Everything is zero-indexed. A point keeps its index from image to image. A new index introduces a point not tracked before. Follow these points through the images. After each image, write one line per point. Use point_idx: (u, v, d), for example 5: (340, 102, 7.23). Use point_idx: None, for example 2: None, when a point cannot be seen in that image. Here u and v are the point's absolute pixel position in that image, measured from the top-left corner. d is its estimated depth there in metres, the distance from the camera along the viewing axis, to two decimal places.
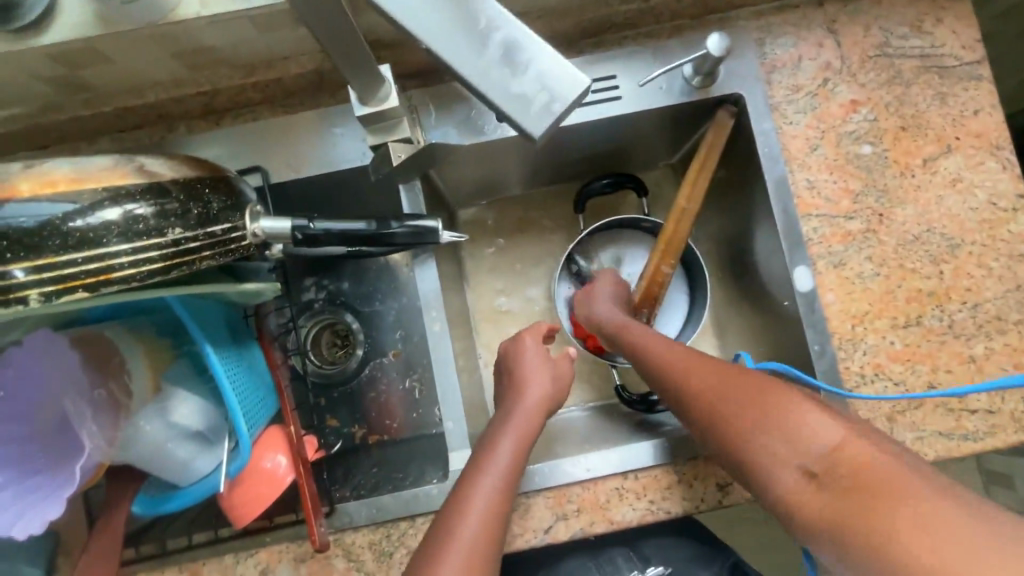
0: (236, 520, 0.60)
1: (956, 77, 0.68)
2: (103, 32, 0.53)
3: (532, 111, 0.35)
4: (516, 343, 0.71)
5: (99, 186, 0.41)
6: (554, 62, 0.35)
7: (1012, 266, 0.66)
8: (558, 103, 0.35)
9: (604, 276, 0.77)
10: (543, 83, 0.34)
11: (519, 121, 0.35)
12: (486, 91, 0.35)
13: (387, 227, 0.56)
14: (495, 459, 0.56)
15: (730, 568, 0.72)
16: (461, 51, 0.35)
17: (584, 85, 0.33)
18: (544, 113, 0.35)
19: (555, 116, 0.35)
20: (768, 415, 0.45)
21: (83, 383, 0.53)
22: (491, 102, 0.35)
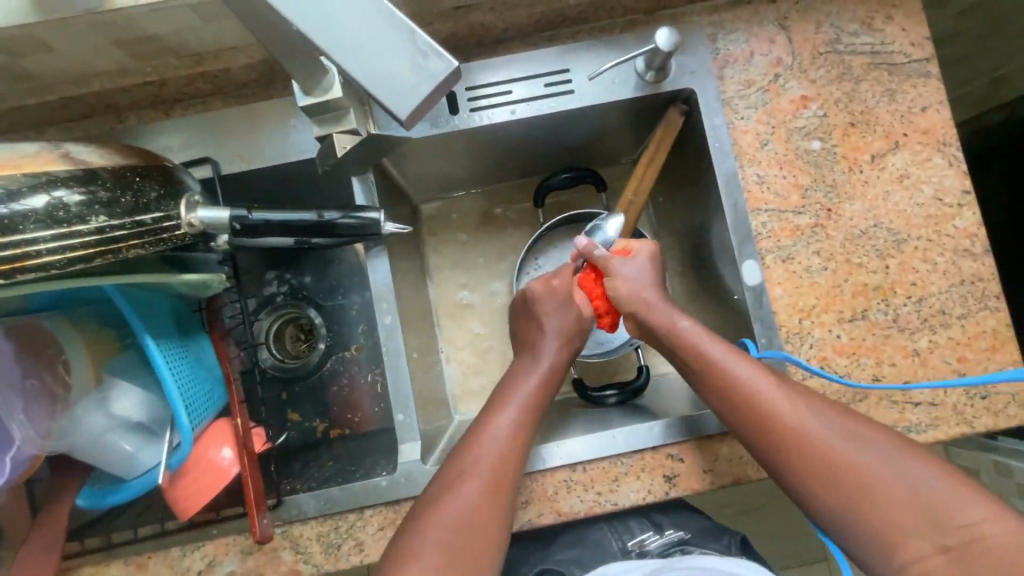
0: (180, 512, 0.59)
1: (905, 74, 0.69)
2: (39, 18, 0.51)
3: (398, 93, 0.34)
4: (530, 291, 0.69)
5: (18, 172, 0.40)
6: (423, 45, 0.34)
7: (957, 261, 0.67)
8: (426, 86, 0.34)
9: (640, 249, 0.67)
10: (412, 65, 0.34)
11: (383, 103, 0.34)
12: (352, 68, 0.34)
13: (330, 218, 0.55)
14: (499, 427, 0.59)
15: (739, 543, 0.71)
16: (329, 30, 0.34)
17: (450, 68, 0.34)
18: (409, 95, 0.34)
19: (422, 99, 0.34)
20: (869, 477, 0.51)
21: (15, 373, 0.52)
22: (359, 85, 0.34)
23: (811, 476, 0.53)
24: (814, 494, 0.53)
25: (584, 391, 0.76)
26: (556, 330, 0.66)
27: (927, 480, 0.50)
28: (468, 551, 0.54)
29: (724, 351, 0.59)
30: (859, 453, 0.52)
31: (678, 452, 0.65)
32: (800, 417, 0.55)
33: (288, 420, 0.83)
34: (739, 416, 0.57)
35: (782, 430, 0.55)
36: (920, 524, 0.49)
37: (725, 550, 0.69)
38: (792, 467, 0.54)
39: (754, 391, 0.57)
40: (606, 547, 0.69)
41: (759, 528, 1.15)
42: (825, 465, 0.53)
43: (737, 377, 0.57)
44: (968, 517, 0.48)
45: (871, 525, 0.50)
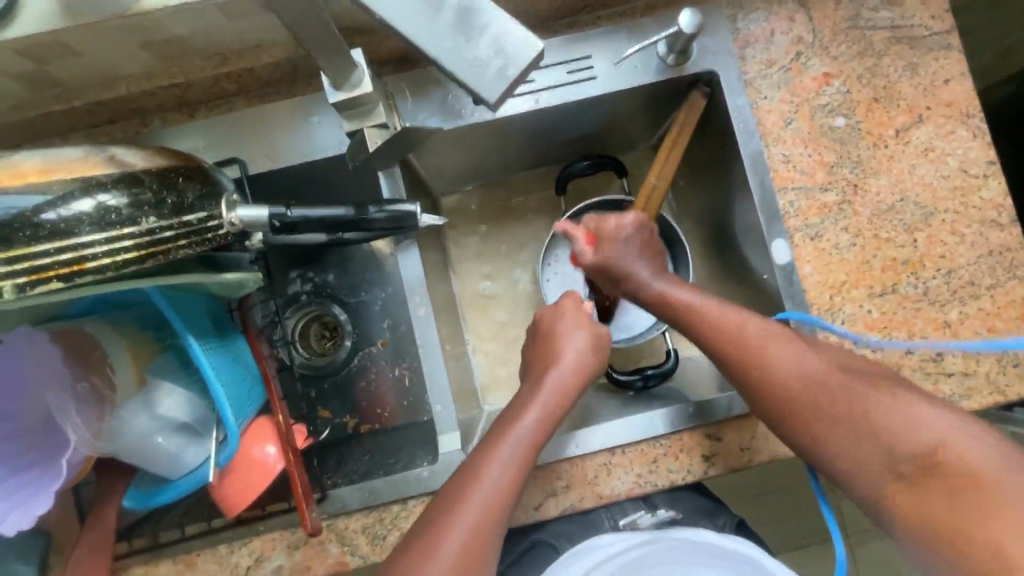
0: (229, 509, 0.61)
1: (926, 47, 0.69)
2: (68, 23, 0.52)
3: (487, 78, 0.36)
4: (557, 309, 0.70)
5: (69, 177, 0.41)
6: (508, 28, 0.36)
7: (984, 232, 0.67)
8: (512, 68, 0.36)
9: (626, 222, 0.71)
10: (499, 49, 0.36)
11: (475, 89, 0.36)
12: (442, 58, 0.36)
13: (366, 212, 0.55)
14: (497, 465, 0.57)
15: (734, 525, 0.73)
16: (415, 22, 0.36)
17: (535, 51, 0.35)
18: (498, 78, 0.36)
19: (510, 81, 0.36)
20: (843, 408, 0.56)
21: (66, 377, 0.53)
22: (451, 73, 0.36)
23: (791, 414, 0.58)
24: (797, 428, 0.58)
25: (614, 375, 0.76)
26: (581, 346, 0.66)
27: (911, 416, 0.54)
28: (486, 537, 0.55)
29: (718, 306, 0.64)
30: (842, 391, 0.57)
31: (715, 432, 0.65)
32: (787, 363, 0.59)
33: (320, 417, 0.84)
34: (729, 364, 0.62)
35: (767, 375, 0.59)
36: (887, 447, 0.54)
37: (719, 530, 0.72)
38: (776, 409, 0.59)
39: (746, 341, 0.61)
40: (599, 526, 0.70)
41: (775, 510, 1.17)
42: (803, 405, 0.58)
43: (726, 327, 0.62)
44: (934, 442, 0.52)
45: (849, 454, 0.55)
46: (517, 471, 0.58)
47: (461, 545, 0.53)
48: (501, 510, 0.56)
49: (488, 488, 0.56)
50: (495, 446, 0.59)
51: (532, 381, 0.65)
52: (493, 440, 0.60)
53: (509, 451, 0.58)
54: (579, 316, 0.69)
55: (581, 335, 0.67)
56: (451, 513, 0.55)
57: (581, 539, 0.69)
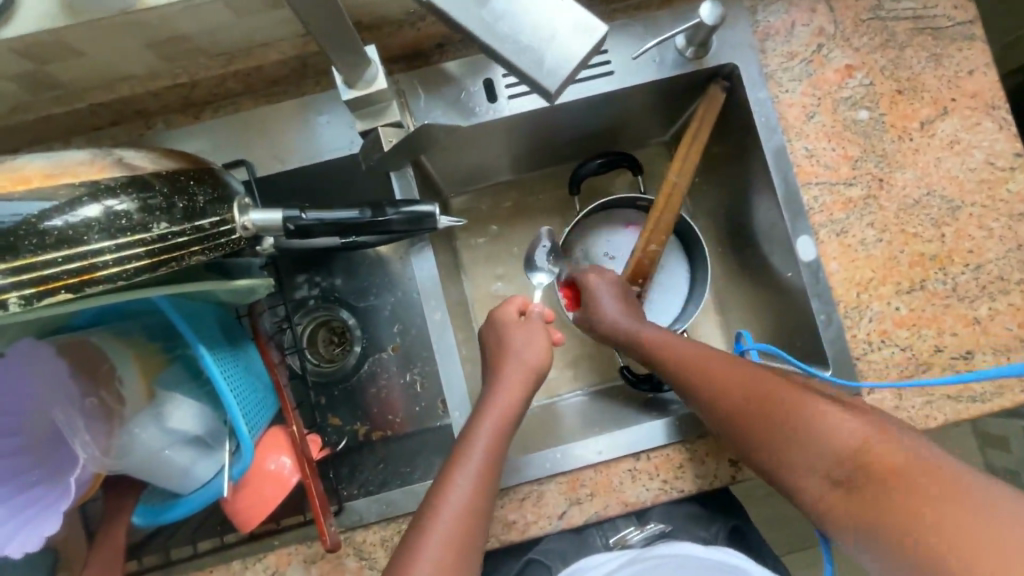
0: (242, 524, 0.59)
1: (950, 37, 0.67)
2: (68, 21, 0.49)
3: (548, 66, 0.35)
4: (490, 317, 0.68)
5: (76, 182, 0.38)
6: (568, 13, 0.35)
7: (1012, 226, 0.65)
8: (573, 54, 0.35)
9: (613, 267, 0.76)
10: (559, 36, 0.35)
11: (533, 78, 0.35)
12: (500, 48, 0.35)
13: (383, 214, 0.53)
14: (462, 478, 0.55)
15: (729, 531, 0.71)
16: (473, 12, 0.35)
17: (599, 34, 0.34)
18: (559, 65, 0.35)
19: (571, 68, 0.35)
20: (774, 418, 0.52)
21: (74, 392, 0.50)
22: (509, 64, 0.35)
23: (732, 425, 0.56)
24: (738, 438, 0.56)
25: (631, 377, 0.74)
26: (520, 346, 0.65)
27: (832, 422, 0.48)
28: (462, 552, 0.52)
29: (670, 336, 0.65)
30: (771, 399, 0.54)
31: None
32: (724, 378, 0.58)
33: (330, 425, 0.82)
34: (674, 379, 0.62)
35: (707, 390, 0.59)
36: (824, 454, 0.47)
37: (713, 539, 0.69)
38: (718, 422, 0.58)
39: (684, 358, 0.62)
40: (591, 545, 0.67)
41: (787, 510, 1.16)
42: (742, 415, 0.55)
43: (673, 350, 0.63)
44: (858, 447, 0.45)
45: (787, 462, 0.51)
46: (483, 484, 0.55)
47: (443, 561, 0.51)
48: (475, 525, 0.53)
49: (455, 508, 0.53)
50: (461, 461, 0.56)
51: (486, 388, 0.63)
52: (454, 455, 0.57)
53: (470, 468, 0.55)
54: (515, 318, 0.67)
55: (528, 335, 0.66)
56: (423, 530, 0.52)
57: (574, 558, 0.67)
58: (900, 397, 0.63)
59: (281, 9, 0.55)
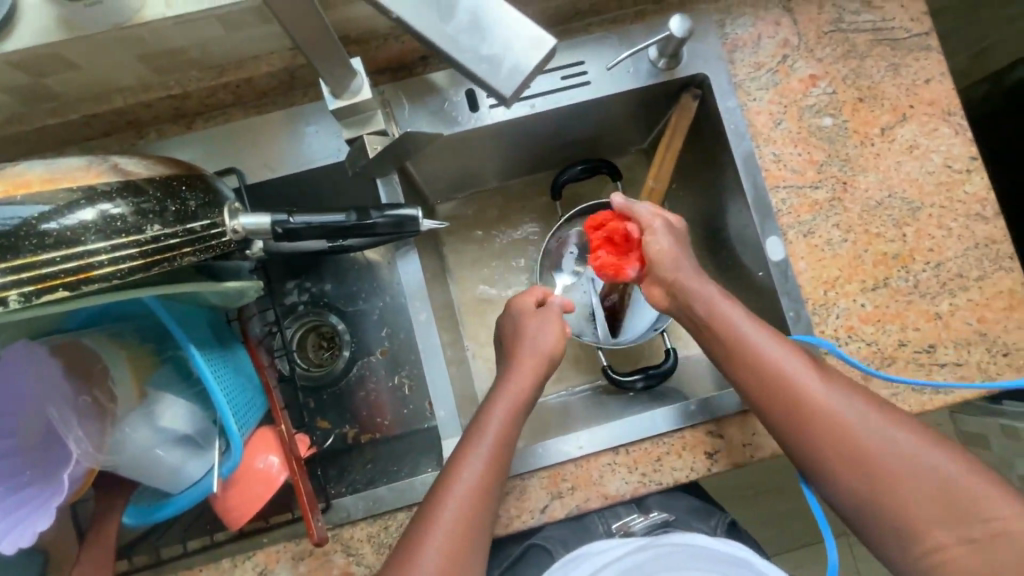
0: (230, 522, 0.61)
1: (907, 48, 0.71)
2: (65, 35, 0.52)
3: (501, 73, 0.37)
4: (507, 308, 0.70)
5: (73, 186, 0.41)
6: (521, 26, 0.37)
7: (970, 225, 0.69)
8: (525, 64, 0.37)
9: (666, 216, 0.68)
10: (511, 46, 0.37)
11: (489, 83, 0.37)
12: (456, 55, 0.37)
13: (368, 217, 0.56)
14: (466, 472, 0.57)
15: (726, 525, 0.73)
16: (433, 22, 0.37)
17: (547, 46, 0.36)
18: (511, 75, 0.37)
19: (523, 77, 0.37)
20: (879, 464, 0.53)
21: (67, 391, 0.52)
22: (466, 71, 0.37)
23: (837, 464, 0.55)
24: (839, 476, 0.55)
25: (614, 377, 0.77)
26: (537, 337, 0.66)
27: (959, 476, 0.52)
28: (467, 537, 0.54)
29: (782, 351, 0.58)
30: (886, 444, 0.54)
31: (716, 428, 0.66)
32: (836, 408, 0.56)
33: (319, 427, 0.83)
34: (778, 402, 0.57)
35: (825, 423, 0.55)
36: (932, 509, 0.51)
37: (712, 531, 0.71)
38: (823, 455, 0.55)
39: (802, 383, 0.57)
40: (593, 532, 0.69)
41: (773, 510, 1.17)
42: (855, 454, 0.54)
43: (784, 370, 0.57)
44: (993, 511, 0.50)
45: (888, 510, 0.53)
46: (493, 472, 0.57)
47: (443, 552, 0.53)
48: (477, 519, 0.55)
49: (463, 493, 0.56)
50: (467, 454, 0.58)
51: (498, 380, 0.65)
52: (462, 448, 0.59)
53: (478, 455, 0.58)
54: (530, 308, 0.69)
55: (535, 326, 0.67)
56: (427, 524, 0.55)
57: (575, 544, 0.68)
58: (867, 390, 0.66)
59: (270, 23, 0.58)
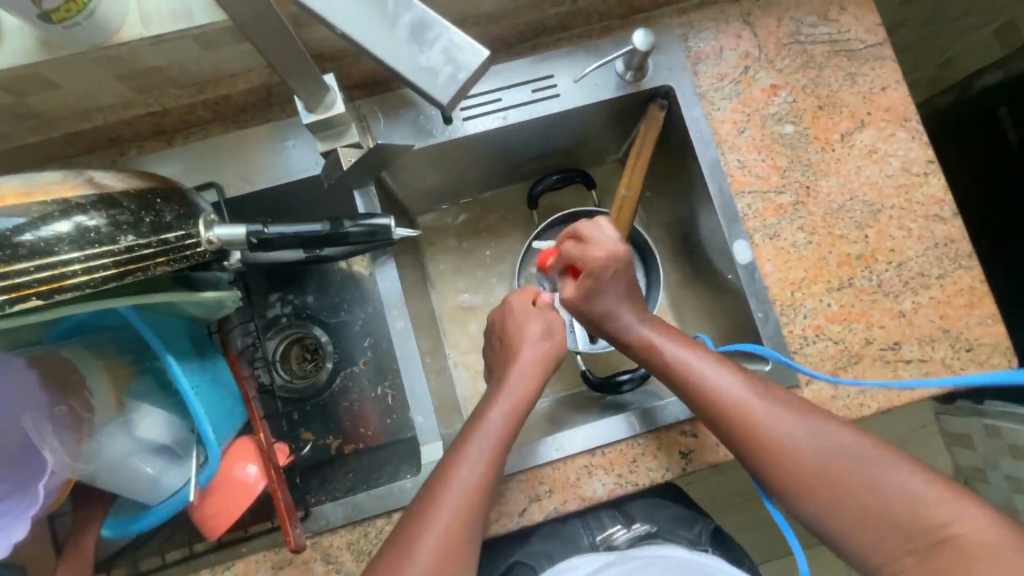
0: (209, 532, 0.61)
1: (862, 58, 0.74)
2: (45, 56, 0.54)
3: (440, 82, 0.40)
4: (505, 305, 0.70)
5: (47, 199, 0.42)
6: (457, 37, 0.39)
7: (929, 226, 0.71)
8: (463, 73, 0.40)
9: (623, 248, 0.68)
10: (449, 57, 0.40)
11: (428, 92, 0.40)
12: (398, 66, 0.39)
13: (342, 227, 0.57)
14: (460, 474, 0.57)
15: (712, 533, 0.72)
16: (374, 30, 0.39)
17: (483, 59, 0.39)
18: (449, 84, 0.40)
19: (461, 85, 0.40)
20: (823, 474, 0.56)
21: (42, 401, 0.52)
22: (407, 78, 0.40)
23: (794, 485, 0.57)
24: (798, 496, 0.57)
25: (593, 380, 0.78)
26: (534, 334, 0.67)
27: (908, 488, 0.53)
28: (462, 531, 0.55)
29: (732, 381, 0.61)
30: (836, 463, 0.56)
31: (690, 428, 0.67)
32: (787, 433, 0.58)
33: (302, 438, 0.84)
34: (730, 431, 0.60)
35: (776, 448, 0.58)
36: (880, 513, 0.53)
37: (696, 539, 0.71)
38: (779, 478, 0.58)
39: (749, 406, 0.59)
40: (578, 543, 0.70)
41: (760, 516, 1.18)
42: (808, 476, 0.56)
43: (721, 388, 0.60)
44: (942, 519, 0.51)
45: (846, 525, 0.55)
46: (489, 467, 0.59)
47: (441, 549, 0.54)
48: (471, 519, 0.56)
49: (461, 486, 0.57)
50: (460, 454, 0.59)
51: (496, 378, 0.66)
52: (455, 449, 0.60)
53: (480, 447, 0.59)
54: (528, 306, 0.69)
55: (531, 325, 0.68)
56: (422, 523, 0.55)
57: (560, 558, 0.69)
58: (836, 387, 0.68)
59: (247, 43, 0.60)
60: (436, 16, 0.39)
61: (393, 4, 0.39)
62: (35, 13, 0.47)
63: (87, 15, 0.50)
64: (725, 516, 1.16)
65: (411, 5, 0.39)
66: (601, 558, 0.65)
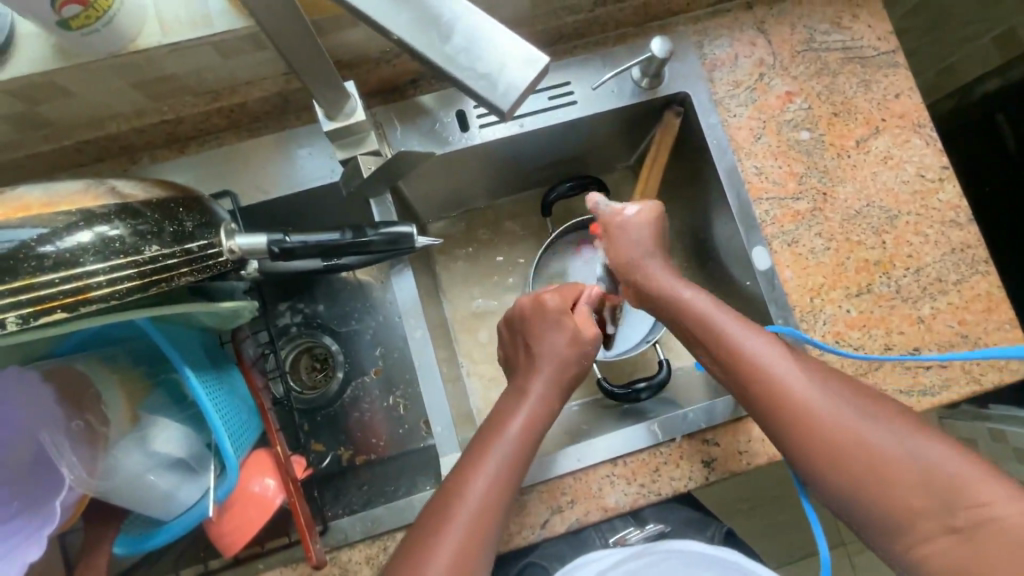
0: (225, 549, 0.60)
1: (876, 65, 0.74)
2: (62, 64, 0.53)
3: (498, 89, 0.38)
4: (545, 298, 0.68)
5: (71, 209, 0.41)
6: (513, 44, 0.38)
7: (946, 232, 0.71)
8: (521, 79, 0.38)
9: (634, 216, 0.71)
10: (507, 63, 0.38)
11: (488, 99, 0.38)
12: (456, 75, 0.38)
13: (363, 235, 0.56)
14: (481, 483, 0.56)
15: (724, 535, 0.72)
16: (430, 42, 0.38)
17: (541, 63, 0.37)
18: (507, 88, 0.38)
19: (521, 91, 0.38)
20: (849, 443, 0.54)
21: (59, 417, 0.51)
22: (466, 87, 0.38)
23: (818, 453, 0.55)
24: (818, 464, 0.55)
25: (610, 388, 0.76)
26: (557, 338, 0.65)
27: (943, 464, 0.51)
28: (477, 546, 0.54)
29: (762, 346, 0.60)
30: (864, 428, 0.54)
31: (712, 437, 0.67)
32: (816, 399, 0.56)
33: (314, 450, 0.83)
34: (757, 397, 0.59)
35: (799, 410, 0.56)
36: (911, 487, 0.51)
37: (709, 542, 0.70)
38: (807, 447, 0.56)
39: (776, 369, 0.58)
40: (590, 546, 0.68)
41: (772, 522, 1.17)
42: (839, 445, 0.54)
43: (746, 349, 0.60)
44: (980, 499, 0.49)
45: (873, 498, 0.53)
46: (504, 480, 0.57)
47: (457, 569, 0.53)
48: (487, 532, 0.55)
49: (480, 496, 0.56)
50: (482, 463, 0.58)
51: (515, 387, 0.64)
52: (476, 453, 0.59)
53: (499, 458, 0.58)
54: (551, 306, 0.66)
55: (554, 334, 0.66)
56: (439, 526, 0.54)
57: (572, 558, 0.67)
58: None
59: (266, 50, 0.60)
60: (492, 25, 0.38)
61: (447, 18, 0.38)
62: (55, 20, 0.46)
63: (105, 22, 0.50)
64: (737, 523, 1.16)
65: (465, 16, 0.38)
66: (617, 552, 0.63)
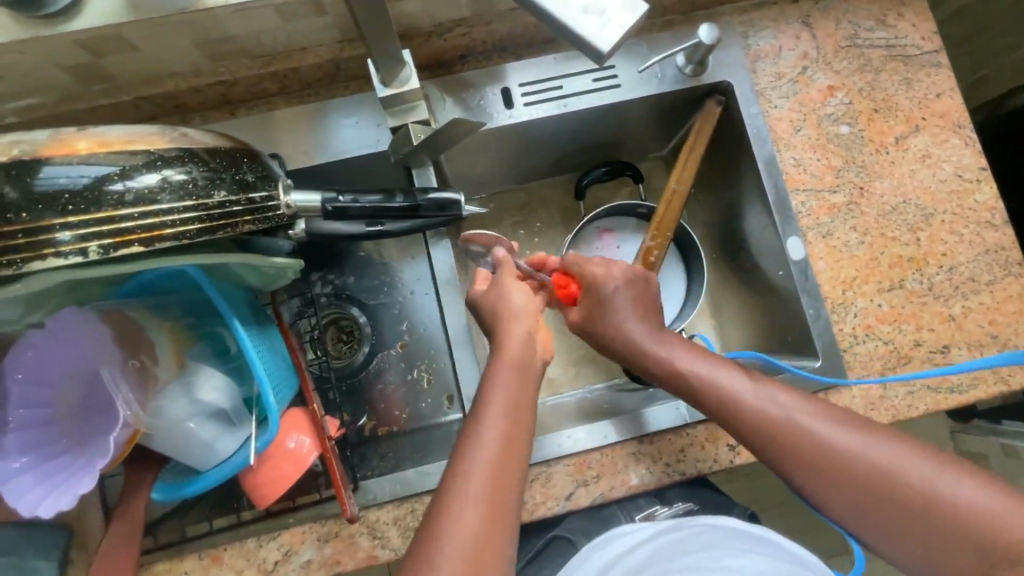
0: (259, 501, 0.61)
1: (919, 64, 0.75)
2: (133, 18, 0.54)
3: (599, 32, 0.39)
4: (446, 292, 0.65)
5: (150, 149, 0.43)
6: None
7: (980, 232, 0.72)
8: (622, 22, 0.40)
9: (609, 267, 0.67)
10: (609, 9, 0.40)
11: (590, 41, 0.39)
12: (559, 17, 0.40)
13: (413, 200, 0.59)
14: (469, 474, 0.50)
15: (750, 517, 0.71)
16: None
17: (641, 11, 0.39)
18: (609, 31, 0.39)
19: (621, 34, 0.39)
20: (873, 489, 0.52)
21: (116, 356, 0.53)
22: (568, 30, 0.40)
23: (844, 500, 0.54)
24: (848, 511, 0.54)
25: (634, 371, 0.77)
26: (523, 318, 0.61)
27: (969, 500, 0.50)
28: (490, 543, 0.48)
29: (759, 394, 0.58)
30: (885, 476, 0.52)
31: None
32: (826, 446, 0.55)
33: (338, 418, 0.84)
34: (763, 445, 0.57)
35: (815, 458, 0.55)
36: (949, 529, 0.49)
37: None
38: (828, 497, 0.54)
39: (782, 421, 0.57)
40: (615, 522, 0.69)
41: (782, 523, 1.17)
42: (859, 488, 0.53)
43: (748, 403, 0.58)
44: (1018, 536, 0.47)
45: (908, 542, 0.51)
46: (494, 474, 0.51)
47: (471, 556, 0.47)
48: (482, 532, 0.48)
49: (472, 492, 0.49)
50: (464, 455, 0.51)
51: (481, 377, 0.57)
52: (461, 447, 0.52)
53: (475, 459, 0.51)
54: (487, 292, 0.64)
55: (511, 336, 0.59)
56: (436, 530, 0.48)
57: (598, 534, 0.68)
58: (885, 387, 0.68)
59: (325, 15, 0.61)
60: None
61: None
62: None
63: None
64: None
65: None
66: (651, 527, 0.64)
